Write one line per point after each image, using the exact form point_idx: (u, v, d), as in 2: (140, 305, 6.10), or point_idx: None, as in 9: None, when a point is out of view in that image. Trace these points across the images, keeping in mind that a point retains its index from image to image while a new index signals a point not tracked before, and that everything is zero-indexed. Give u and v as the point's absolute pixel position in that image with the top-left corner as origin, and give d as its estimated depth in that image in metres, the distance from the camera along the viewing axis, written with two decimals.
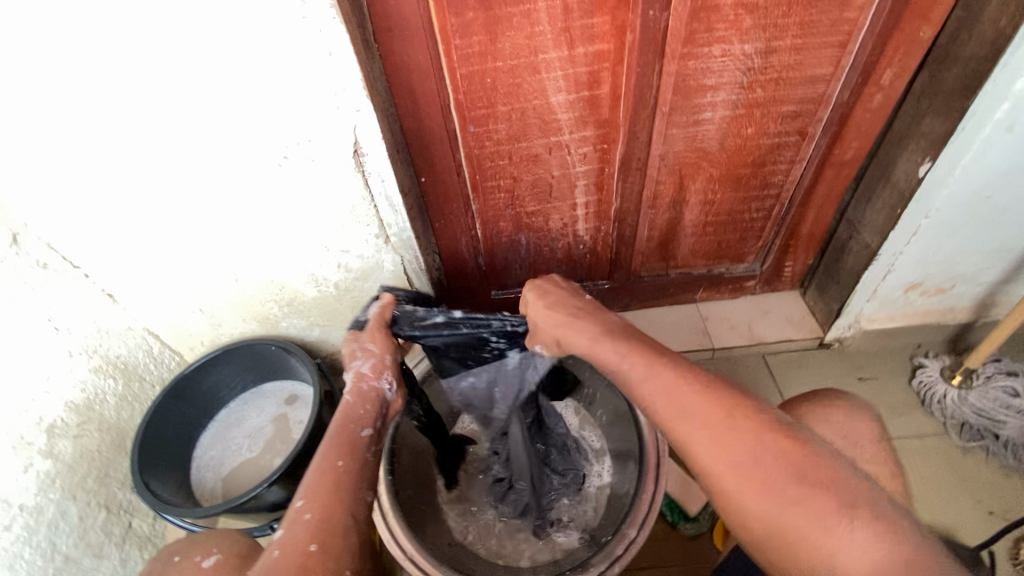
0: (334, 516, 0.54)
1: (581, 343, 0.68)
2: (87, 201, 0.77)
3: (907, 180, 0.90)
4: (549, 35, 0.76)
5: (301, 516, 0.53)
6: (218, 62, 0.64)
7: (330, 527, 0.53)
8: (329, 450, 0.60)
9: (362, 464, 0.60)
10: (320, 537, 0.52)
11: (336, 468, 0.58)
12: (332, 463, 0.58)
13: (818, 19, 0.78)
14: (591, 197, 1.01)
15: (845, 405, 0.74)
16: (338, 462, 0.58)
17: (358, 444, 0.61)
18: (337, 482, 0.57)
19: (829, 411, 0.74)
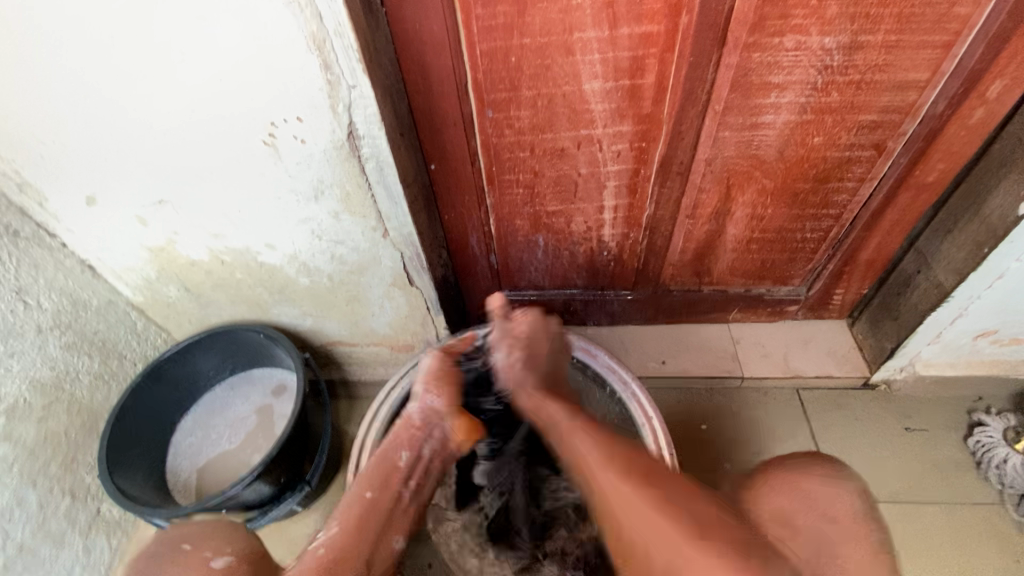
0: (349, 556, 0.63)
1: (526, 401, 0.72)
2: (56, 166, 0.69)
3: (1001, 217, 0.76)
4: (589, 11, 0.64)
5: (317, 552, 0.62)
6: (189, 19, 0.54)
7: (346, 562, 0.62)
8: (364, 478, 0.69)
9: (388, 500, 0.68)
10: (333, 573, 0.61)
11: (364, 499, 0.67)
12: (361, 495, 0.67)
13: (922, 11, 0.63)
14: (621, 201, 0.89)
15: (815, 474, 0.65)
16: (366, 494, 0.67)
17: (392, 476, 0.69)
18: (354, 520, 0.65)
19: (799, 479, 0.65)
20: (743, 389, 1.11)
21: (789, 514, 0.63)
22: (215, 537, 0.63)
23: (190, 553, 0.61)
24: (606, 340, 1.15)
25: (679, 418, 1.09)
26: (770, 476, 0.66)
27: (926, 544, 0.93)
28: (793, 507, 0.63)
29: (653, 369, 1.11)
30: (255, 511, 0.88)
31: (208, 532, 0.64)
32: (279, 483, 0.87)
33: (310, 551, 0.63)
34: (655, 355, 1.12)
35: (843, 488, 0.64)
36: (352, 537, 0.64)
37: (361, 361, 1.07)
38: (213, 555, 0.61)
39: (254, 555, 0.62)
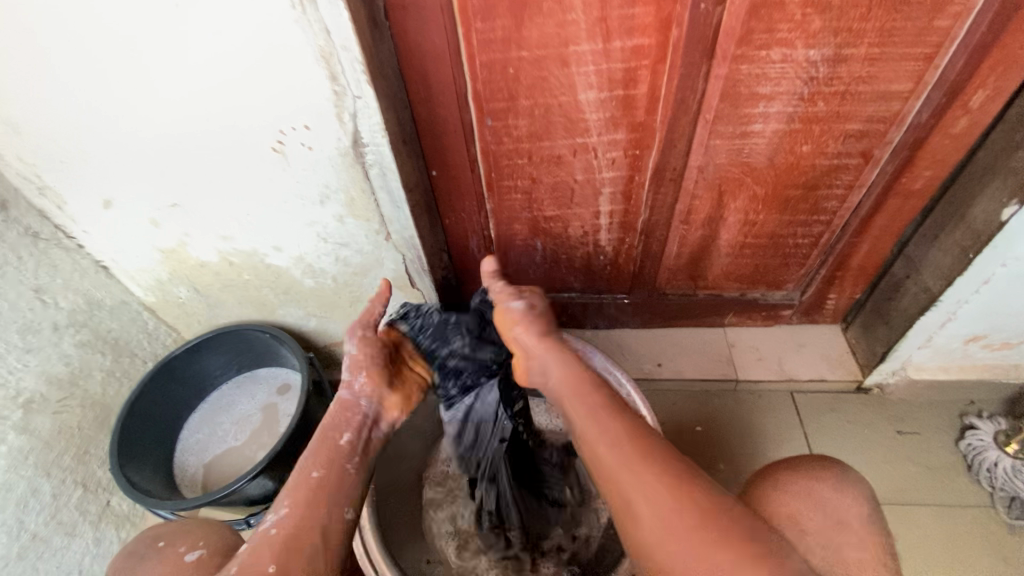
0: (301, 534, 0.56)
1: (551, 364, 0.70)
2: (74, 172, 0.73)
3: (985, 223, 0.78)
4: (583, 25, 0.67)
5: (267, 531, 0.56)
6: (204, 35, 0.58)
7: (294, 544, 0.55)
8: (310, 459, 0.64)
9: (338, 478, 0.62)
10: (281, 557, 0.54)
11: (313, 478, 0.62)
12: (309, 473, 0.62)
13: (903, 25, 0.66)
14: (617, 206, 0.92)
15: (830, 477, 0.65)
16: (314, 472, 0.62)
17: (338, 455, 0.65)
18: (305, 498, 0.59)
19: (813, 483, 0.64)
20: (738, 392, 1.13)
21: (806, 516, 0.62)
22: (189, 534, 0.65)
23: (163, 548, 0.64)
24: (603, 342, 1.17)
25: (675, 420, 1.11)
26: (781, 478, 0.66)
27: (918, 545, 0.94)
28: (810, 510, 0.62)
29: (650, 372, 1.13)
30: (258, 506, 0.91)
31: (181, 530, 0.66)
32: (282, 478, 0.89)
33: (259, 533, 0.56)
34: (652, 358, 1.14)
35: (851, 489, 0.64)
36: (302, 510, 0.58)
37: None
38: (184, 550, 0.63)
39: (225, 548, 0.64)
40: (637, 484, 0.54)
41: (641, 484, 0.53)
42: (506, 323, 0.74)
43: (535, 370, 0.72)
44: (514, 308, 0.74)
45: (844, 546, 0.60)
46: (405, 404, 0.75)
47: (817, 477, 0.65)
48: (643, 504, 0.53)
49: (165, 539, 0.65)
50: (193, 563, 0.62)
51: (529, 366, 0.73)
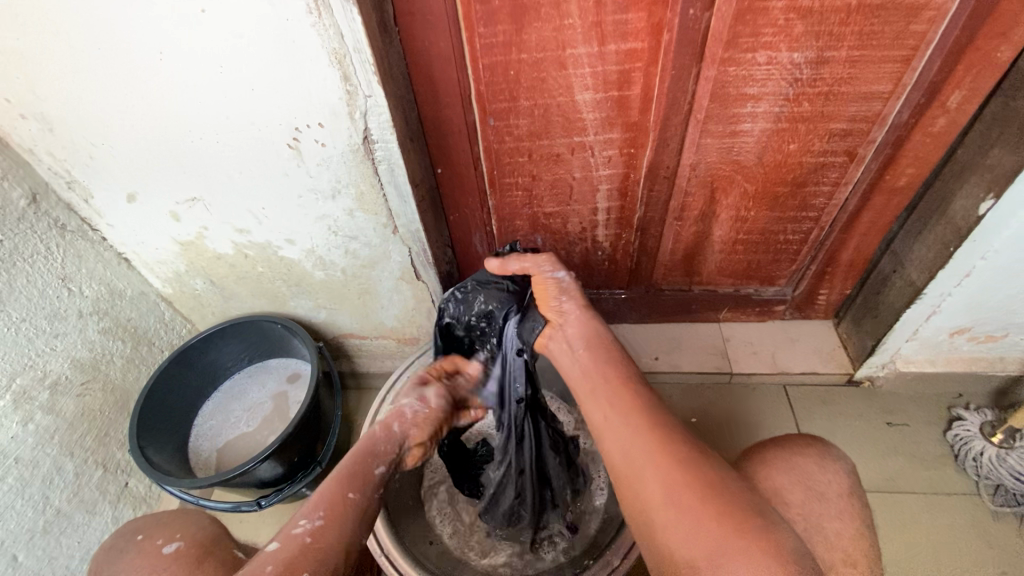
0: (331, 544, 0.56)
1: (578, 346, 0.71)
2: (101, 167, 0.78)
3: (964, 217, 0.82)
4: (579, 29, 0.72)
5: (303, 539, 0.55)
6: (228, 40, 0.62)
7: (325, 554, 0.55)
8: (345, 476, 0.63)
9: (369, 501, 0.62)
10: (313, 564, 0.53)
11: (347, 499, 0.60)
12: (343, 493, 0.61)
13: (880, 29, 0.70)
14: (613, 203, 0.96)
15: (810, 452, 0.67)
16: (350, 494, 0.61)
17: (371, 479, 0.64)
18: (338, 508, 0.59)
19: (796, 459, 0.67)
20: (733, 385, 1.16)
21: (790, 491, 0.63)
22: (166, 526, 0.69)
23: (142, 541, 0.67)
24: None
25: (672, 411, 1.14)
26: (767, 455, 0.68)
27: (905, 531, 0.97)
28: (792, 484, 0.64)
29: (647, 365, 1.16)
30: (268, 488, 0.95)
31: (158, 522, 0.70)
32: (292, 461, 0.93)
33: (289, 534, 0.55)
34: (649, 352, 1.18)
35: (832, 467, 0.66)
36: (336, 527, 0.57)
37: (370, 353, 1.14)
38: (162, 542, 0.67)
39: (202, 539, 0.68)
40: (649, 469, 0.56)
41: (650, 468, 0.56)
42: (546, 293, 0.74)
43: (562, 343, 0.72)
44: (559, 281, 0.75)
45: (824, 520, 0.62)
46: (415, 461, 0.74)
47: (799, 452, 0.67)
48: (653, 488, 0.55)
49: (145, 532, 0.69)
50: (172, 553, 0.65)
51: (555, 334, 0.73)
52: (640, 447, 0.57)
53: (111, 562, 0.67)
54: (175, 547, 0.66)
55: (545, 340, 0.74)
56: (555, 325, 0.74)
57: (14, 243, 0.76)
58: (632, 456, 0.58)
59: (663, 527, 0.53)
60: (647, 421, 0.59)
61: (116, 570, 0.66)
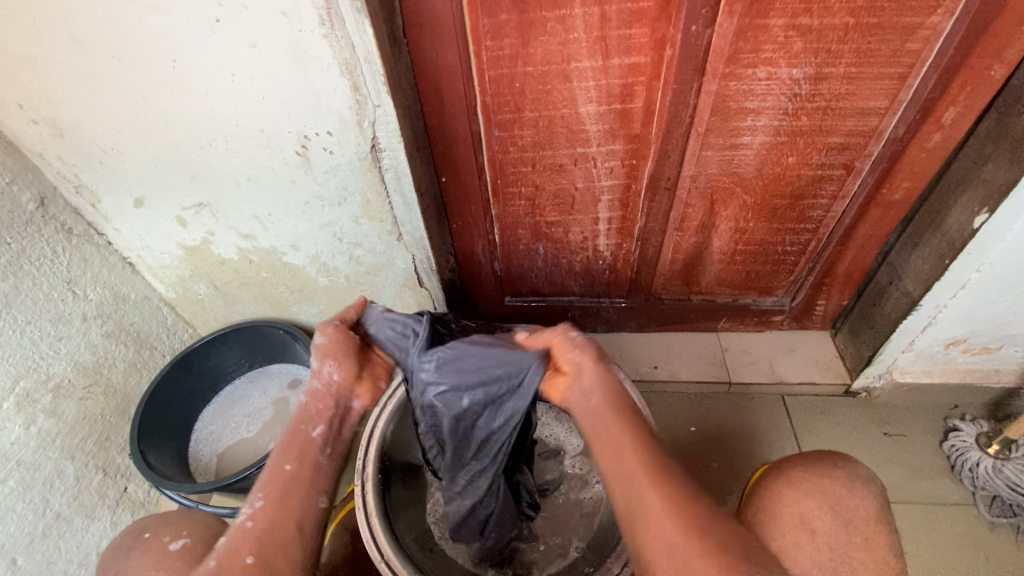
0: (277, 527, 0.59)
1: (585, 381, 0.67)
2: (109, 173, 0.78)
3: (959, 230, 0.83)
4: (584, 43, 0.73)
5: (244, 525, 0.59)
6: (241, 51, 0.64)
7: (268, 538, 0.58)
8: (281, 451, 0.64)
9: (309, 469, 0.63)
10: (259, 548, 0.57)
11: (285, 472, 0.62)
12: (281, 467, 0.63)
13: (877, 47, 0.72)
14: (615, 213, 0.97)
15: (842, 477, 0.68)
16: (287, 466, 0.63)
17: (311, 446, 0.65)
18: (280, 492, 0.61)
19: (826, 481, 0.67)
20: (731, 394, 1.17)
21: (817, 517, 0.65)
22: (173, 524, 0.69)
23: (148, 539, 0.67)
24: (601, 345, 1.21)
25: (671, 420, 1.14)
26: (795, 475, 0.69)
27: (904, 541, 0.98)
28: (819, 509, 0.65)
29: (646, 374, 1.17)
30: None
31: (167, 521, 0.69)
32: None
33: (237, 527, 0.59)
34: (648, 360, 1.19)
35: (863, 493, 0.67)
36: (278, 503, 0.60)
37: None
38: (169, 539, 0.66)
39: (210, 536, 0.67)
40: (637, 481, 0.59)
41: (650, 508, 0.58)
42: (561, 348, 0.69)
43: (576, 394, 0.68)
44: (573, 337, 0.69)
45: (851, 548, 0.63)
46: (371, 395, 0.71)
47: (827, 475, 0.68)
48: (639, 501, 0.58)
49: (151, 530, 0.68)
50: (178, 550, 0.65)
51: (572, 384, 0.68)
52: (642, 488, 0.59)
53: (117, 560, 0.67)
54: (181, 543, 0.65)
55: (558, 390, 0.70)
56: (570, 374, 0.69)
57: (21, 246, 0.76)
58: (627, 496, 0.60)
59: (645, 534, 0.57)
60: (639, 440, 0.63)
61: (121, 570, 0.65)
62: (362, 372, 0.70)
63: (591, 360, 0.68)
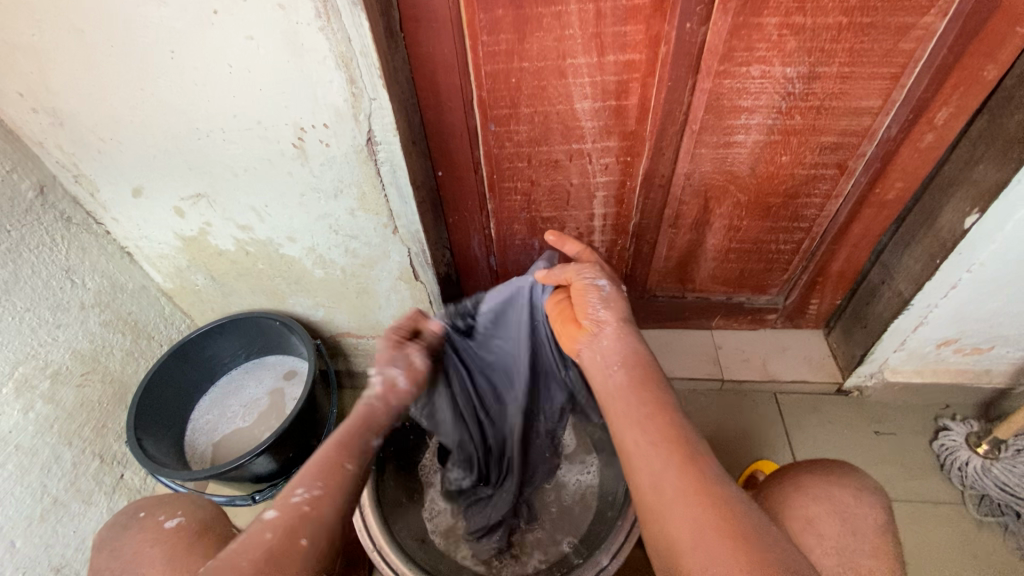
0: (330, 516, 0.56)
1: (607, 343, 0.70)
2: (108, 163, 0.79)
3: (950, 231, 0.84)
4: (579, 40, 0.74)
5: (301, 508, 0.55)
6: (239, 44, 0.64)
7: (321, 524, 0.56)
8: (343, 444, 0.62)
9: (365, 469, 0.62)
10: (311, 532, 0.55)
11: (345, 470, 0.60)
12: (343, 463, 0.61)
13: (870, 47, 0.73)
14: (610, 209, 0.98)
15: (850, 485, 0.71)
16: (348, 464, 0.61)
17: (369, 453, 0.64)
18: (334, 480, 0.59)
19: (833, 489, 0.70)
20: (724, 391, 1.18)
21: (824, 523, 0.68)
22: (167, 505, 0.70)
23: (143, 518, 0.68)
24: None
25: None
26: (803, 482, 0.72)
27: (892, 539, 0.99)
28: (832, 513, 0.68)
29: None
30: (262, 483, 0.95)
31: (161, 501, 0.71)
32: (289, 455, 0.94)
33: (287, 503, 0.56)
34: None
35: (870, 501, 0.70)
36: (335, 497, 0.58)
37: (366, 352, 1.16)
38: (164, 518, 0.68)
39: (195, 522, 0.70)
40: (671, 481, 0.56)
41: (683, 508, 0.54)
42: (586, 299, 0.72)
43: (595, 355, 0.70)
44: (600, 288, 0.72)
45: (858, 555, 0.66)
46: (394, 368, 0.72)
47: (835, 483, 0.71)
48: (675, 503, 0.54)
49: (146, 510, 0.69)
50: (173, 527, 0.67)
51: (589, 341, 0.71)
52: (681, 488, 0.55)
53: (114, 538, 0.68)
54: (177, 520, 0.67)
55: (577, 345, 0.72)
56: (590, 332, 0.71)
57: (21, 234, 0.77)
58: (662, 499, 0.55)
59: (678, 535, 0.53)
60: (672, 440, 0.59)
61: (105, 557, 0.68)
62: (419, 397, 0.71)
63: (614, 324, 0.70)
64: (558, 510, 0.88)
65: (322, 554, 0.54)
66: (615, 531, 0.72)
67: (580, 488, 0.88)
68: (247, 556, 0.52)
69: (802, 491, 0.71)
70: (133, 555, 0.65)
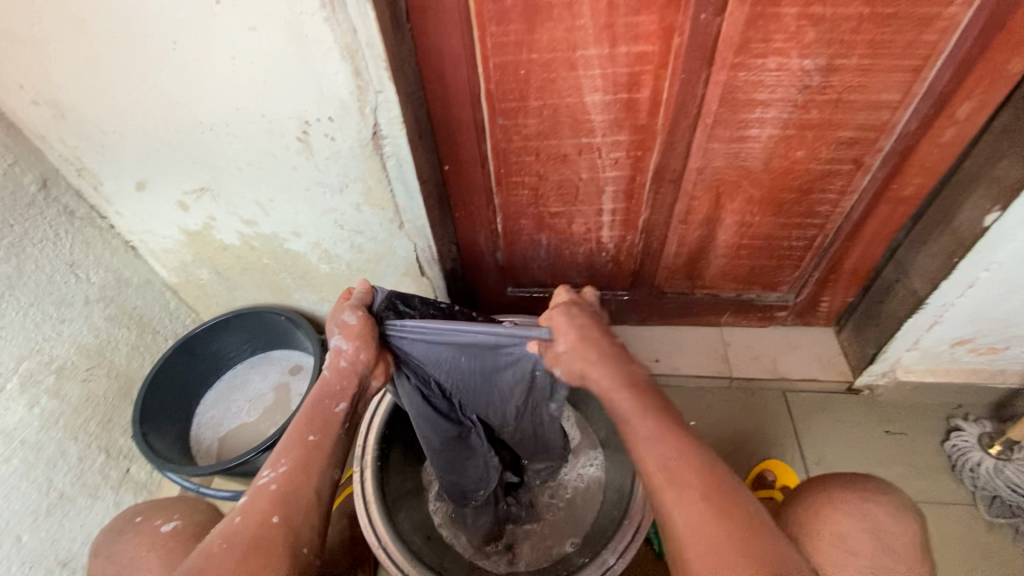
0: (297, 492, 0.56)
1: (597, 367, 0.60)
2: (112, 156, 0.78)
3: (970, 229, 0.82)
4: (590, 30, 0.72)
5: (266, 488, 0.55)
6: (242, 34, 0.63)
7: (293, 501, 0.55)
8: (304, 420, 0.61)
9: (334, 443, 0.60)
10: (281, 508, 0.54)
11: (308, 442, 0.59)
12: (304, 437, 0.60)
13: (892, 38, 0.70)
14: (619, 204, 0.96)
15: (886, 502, 0.69)
16: (311, 436, 0.60)
17: (334, 421, 0.61)
18: (300, 455, 0.58)
19: (869, 505, 0.69)
20: (732, 389, 1.17)
21: (858, 539, 0.66)
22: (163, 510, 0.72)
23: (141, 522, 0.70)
24: None
25: None
26: (836, 496, 0.70)
27: None
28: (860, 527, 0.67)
29: (648, 367, 1.17)
30: None
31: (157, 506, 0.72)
32: None
33: (256, 489, 0.56)
34: (650, 353, 1.18)
35: (905, 519, 0.68)
36: (300, 471, 0.57)
37: None
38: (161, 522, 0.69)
39: (200, 519, 0.70)
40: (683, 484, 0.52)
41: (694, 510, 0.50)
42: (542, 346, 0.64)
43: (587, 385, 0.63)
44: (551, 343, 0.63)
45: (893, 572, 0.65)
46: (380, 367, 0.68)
47: (871, 501, 0.69)
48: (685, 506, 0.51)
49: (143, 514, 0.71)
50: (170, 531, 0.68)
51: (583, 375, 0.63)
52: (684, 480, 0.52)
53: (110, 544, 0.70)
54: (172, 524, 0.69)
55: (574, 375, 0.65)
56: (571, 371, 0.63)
57: (24, 228, 0.77)
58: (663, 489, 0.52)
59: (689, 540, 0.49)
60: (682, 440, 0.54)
61: (112, 552, 0.68)
62: (384, 352, 0.68)
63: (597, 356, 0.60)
64: (560, 505, 0.87)
65: (297, 530, 0.54)
66: (620, 530, 0.71)
67: (584, 482, 0.87)
68: (219, 542, 0.52)
69: (837, 506, 0.69)
70: (130, 559, 0.66)
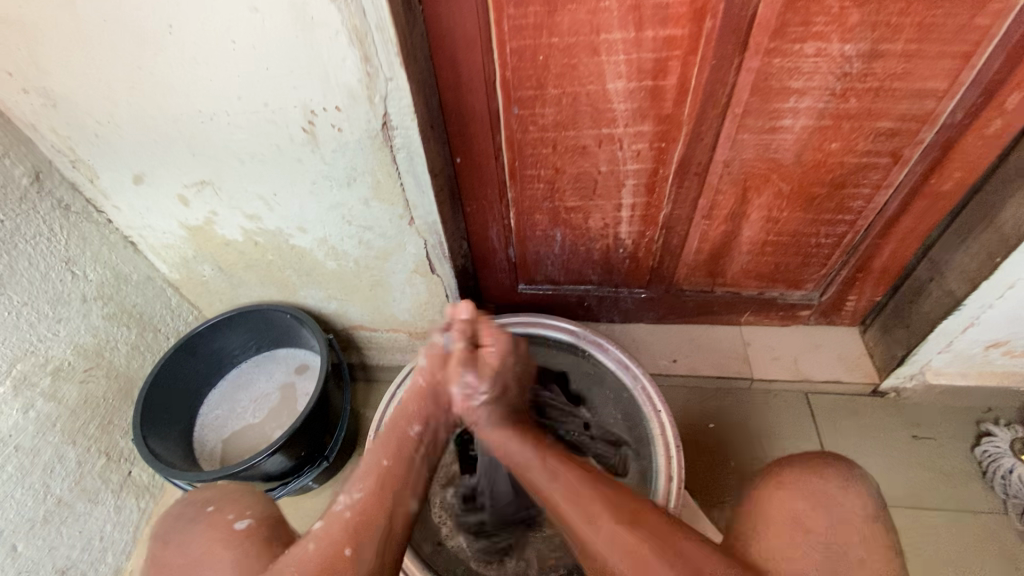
0: (370, 519, 0.60)
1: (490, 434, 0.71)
2: (108, 148, 0.74)
3: (1015, 227, 0.77)
4: (616, 13, 0.67)
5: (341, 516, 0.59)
6: (243, 17, 0.58)
7: (367, 531, 0.59)
8: (380, 448, 0.68)
9: (405, 470, 0.66)
10: (355, 539, 0.58)
11: (382, 467, 0.66)
12: (380, 462, 0.66)
13: (942, 21, 0.65)
14: (639, 199, 0.91)
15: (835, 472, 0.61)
16: (384, 461, 0.66)
17: (407, 445, 0.68)
18: (371, 484, 0.63)
19: (814, 479, 0.60)
20: (752, 391, 1.12)
21: (809, 519, 0.58)
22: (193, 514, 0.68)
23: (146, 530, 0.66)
24: (617, 336, 1.18)
25: (689, 415, 1.11)
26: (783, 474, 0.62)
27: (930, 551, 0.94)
28: (805, 506, 0.59)
29: (665, 368, 1.13)
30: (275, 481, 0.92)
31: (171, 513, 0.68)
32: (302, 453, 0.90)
33: (332, 515, 0.60)
34: (667, 354, 1.14)
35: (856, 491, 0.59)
36: (373, 497, 0.62)
37: (379, 345, 1.11)
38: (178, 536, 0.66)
39: None
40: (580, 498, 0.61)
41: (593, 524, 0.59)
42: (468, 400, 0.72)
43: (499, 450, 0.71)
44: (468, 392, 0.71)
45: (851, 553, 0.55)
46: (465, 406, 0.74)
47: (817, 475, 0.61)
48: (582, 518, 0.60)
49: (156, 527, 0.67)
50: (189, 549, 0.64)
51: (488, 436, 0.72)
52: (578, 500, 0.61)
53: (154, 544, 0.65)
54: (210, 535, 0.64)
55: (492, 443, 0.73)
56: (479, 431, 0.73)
57: (16, 224, 0.73)
58: (593, 528, 0.59)
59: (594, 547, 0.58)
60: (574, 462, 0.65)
61: None
62: None
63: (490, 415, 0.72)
64: None
65: (364, 559, 0.57)
66: None
67: None
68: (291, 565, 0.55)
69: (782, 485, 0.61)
70: None
